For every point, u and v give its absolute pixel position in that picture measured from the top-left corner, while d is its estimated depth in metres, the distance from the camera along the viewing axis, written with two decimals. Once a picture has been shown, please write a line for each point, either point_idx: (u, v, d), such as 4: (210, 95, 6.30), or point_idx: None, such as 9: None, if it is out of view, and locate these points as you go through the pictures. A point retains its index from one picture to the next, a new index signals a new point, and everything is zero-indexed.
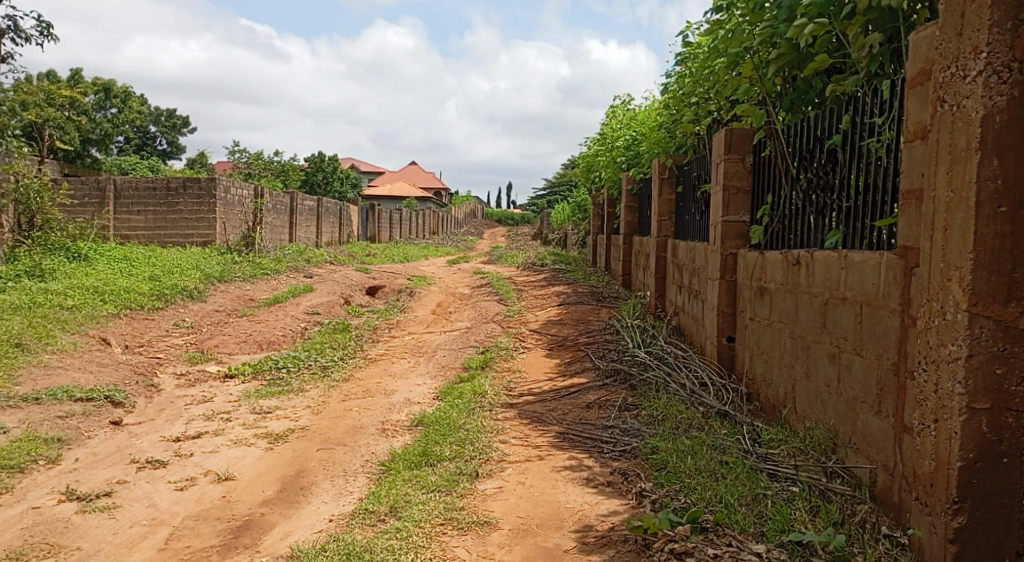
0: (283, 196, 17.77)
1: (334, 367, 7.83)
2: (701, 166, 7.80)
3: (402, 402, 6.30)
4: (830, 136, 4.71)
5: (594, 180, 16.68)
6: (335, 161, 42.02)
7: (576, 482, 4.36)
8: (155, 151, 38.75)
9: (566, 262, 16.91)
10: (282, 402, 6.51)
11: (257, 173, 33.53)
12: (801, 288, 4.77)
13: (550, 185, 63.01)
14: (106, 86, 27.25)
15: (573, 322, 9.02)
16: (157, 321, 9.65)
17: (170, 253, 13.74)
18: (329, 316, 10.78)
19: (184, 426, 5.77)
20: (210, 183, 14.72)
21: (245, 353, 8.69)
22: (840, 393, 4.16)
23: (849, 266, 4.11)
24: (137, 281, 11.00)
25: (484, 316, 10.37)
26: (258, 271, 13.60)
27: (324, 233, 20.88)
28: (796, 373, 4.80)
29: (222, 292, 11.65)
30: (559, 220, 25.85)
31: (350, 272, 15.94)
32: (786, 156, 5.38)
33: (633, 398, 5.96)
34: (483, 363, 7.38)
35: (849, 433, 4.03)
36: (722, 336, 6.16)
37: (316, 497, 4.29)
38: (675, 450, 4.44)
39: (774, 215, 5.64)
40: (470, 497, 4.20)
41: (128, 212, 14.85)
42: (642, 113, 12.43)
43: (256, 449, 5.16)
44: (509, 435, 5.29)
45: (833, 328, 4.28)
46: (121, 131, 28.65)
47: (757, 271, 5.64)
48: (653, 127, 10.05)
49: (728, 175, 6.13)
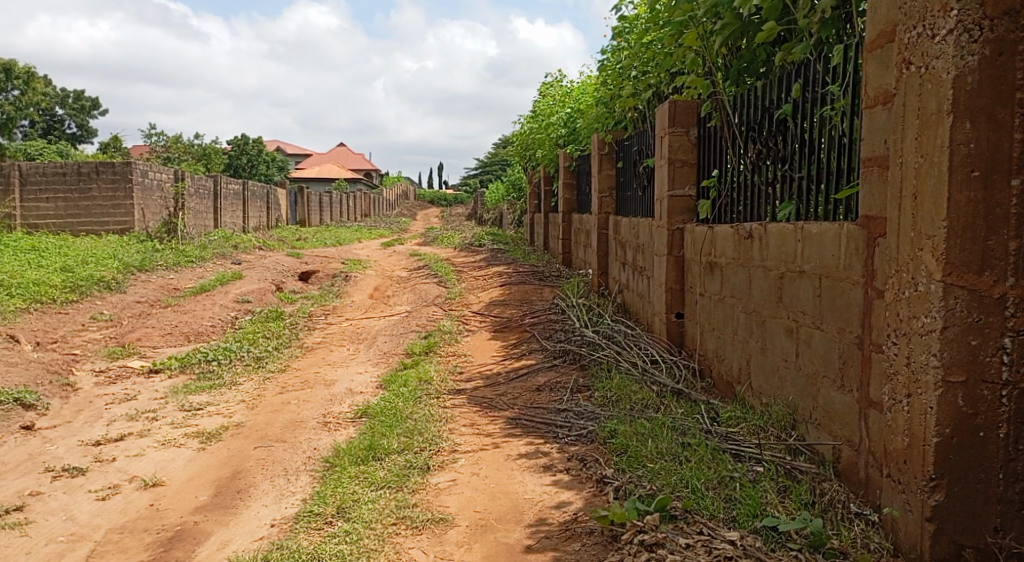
0: (206, 180, 17.03)
1: (268, 358, 7.44)
2: (642, 140, 7.65)
3: (343, 392, 5.98)
4: (780, 106, 4.57)
5: (529, 158, 16.47)
6: (260, 143, 40.71)
7: (533, 470, 4.18)
8: (65, 135, 36.76)
9: (503, 242, 16.71)
10: (214, 397, 6.13)
11: (176, 157, 32.22)
12: (754, 262, 4.66)
13: (481, 164, 62.61)
14: (8, 67, 25.54)
15: (516, 303, 8.81)
16: (72, 315, 9.06)
17: (84, 243, 12.97)
18: (260, 304, 10.31)
19: (106, 428, 5.35)
20: (126, 167, 13.92)
21: (170, 345, 8.22)
22: (799, 368, 4.05)
23: (806, 238, 3.99)
24: (48, 273, 10.31)
25: (423, 299, 10.09)
26: (182, 259, 12.97)
27: (251, 217, 20.15)
28: (751, 348, 4.69)
29: (143, 282, 11.03)
30: (493, 199, 25.56)
31: (280, 257, 15.39)
32: (732, 127, 5.25)
33: (585, 380, 5.80)
34: (427, 349, 7.11)
35: (809, 409, 3.93)
36: (671, 313, 6.04)
37: (255, 500, 3.98)
38: (635, 433, 4.28)
39: (721, 188, 5.50)
40: (423, 492, 3.96)
41: (36, 199, 13.97)
42: (578, 89, 12.24)
43: (187, 450, 4.80)
44: (458, 423, 5.06)
45: (791, 302, 4.17)
46: (26, 115, 27.03)
47: (706, 246, 5.51)
48: (590, 102, 9.87)
49: (673, 148, 5.97)
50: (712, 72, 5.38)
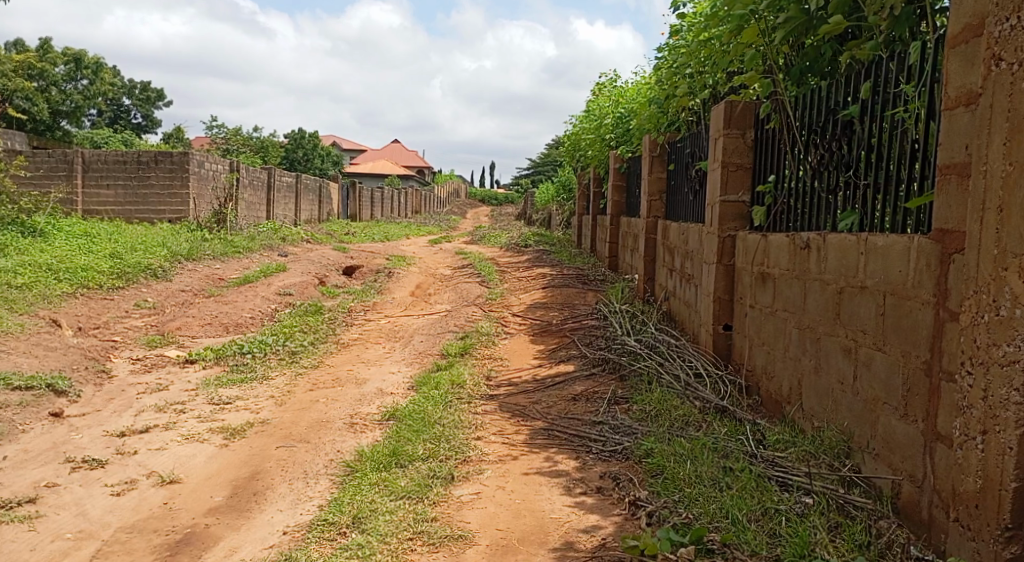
0: (260, 172, 17.14)
1: (303, 353, 7.33)
2: (694, 143, 7.34)
3: (373, 393, 5.82)
4: (846, 107, 4.24)
5: (580, 159, 16.17)
6: (315, 137, 41.14)
7: (561, 488, 3.94)
8: (130, 125, 37.73)
9: (550, 243, 16.42)
10: (244, 391, 6.02)
11: (234, 149, 32.76)
12: (810, 275, 4.34)
13: (534, 164, 62.42)
14: (78, 57, 26.30)
15: (558, 306, 8.56)
16: (117, 301, 9.12)
17: (136, 230, 13.13)
18: (301, 297, 10.24)
19: (132, 419, 5.27)
20: (183, 157, 14.09)
21: (209, 336, 8.17)
22: (857, 392, 3.73)
23: (870, 252, 3.67)
24: (97, 259, 10.40)
25: (464, 299, 9.91)
26: (229, 250, 13.03)
27: (302, 211, 20.26)
28: (803, 367, 4.37)
29: (189, 271, 11.08)
30: (542, 200, 25.31)
31: (327, 251, 15.38)
32: (792, 129, 4.91)
33: (623, 391, 5.52)
34: (463, 350, 6.91)
35: (867, 437, 3.60)
36: (719, 324, 5.73)
37: (270, 504, 3.82)
38: (673, 453, 4.00)
39: (777, 194, 5.17)
40: (444, 505, 3.75)
41: (96, 185, 14.19)
42: (631, 89, 11.93)
43: (209, 446, 4.68)
44: (487, 431, 4.85)
45: (850, 319, 3.85)
46: (93, 103, 27.70)
47: (758, 255, 5.19)
48: (643, 102, 9.55)
49: (727, 151, 5.66)
50: (773, 71, 5.07)
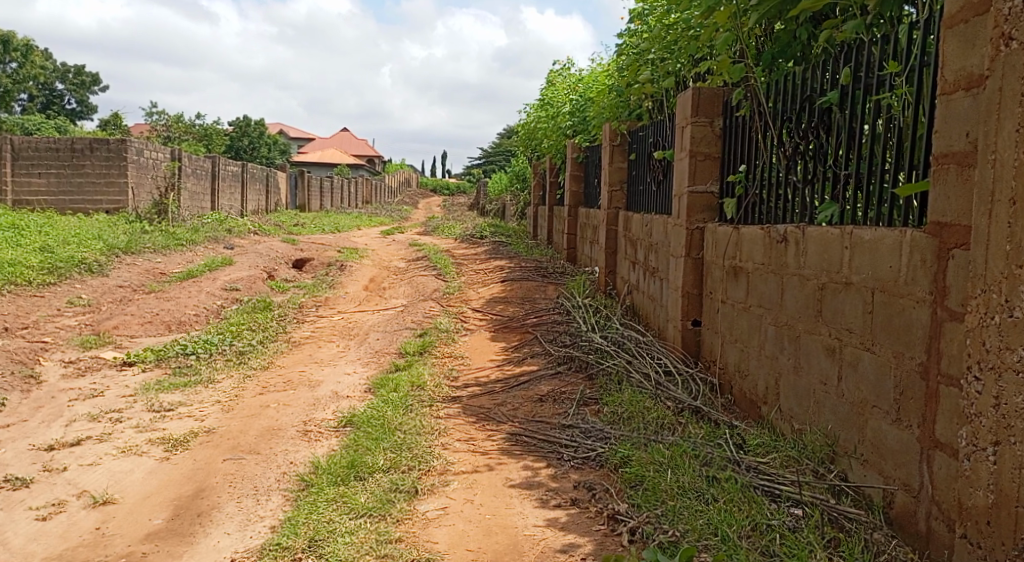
0: (203, 161, 16.49)
1: (251, 353, 6.93)
2: (658, 131, 7.13)
3: (328, 396, 5.48)
4: (824, 93, 4.04)
5: (535, 148, 15.90)
6: (262, 125, 40.05)
7: (534, 500, 3.70)
8: (64, 111, 36.22)
9: (505, 234, 16.17)
10: (187, 396, 5.63)
11: (177, 137, 31.74)
12: (788, 270, 4.14)
13: (486, 153, 62.00)
14: (7, 39, 24.90)
15: (518, 301, 8.31)
16: (48, 298, 8.57)
17: (70, 221, 12.45)
18: (249, 292, 9.79)
19: (62, 430, 4.85)
20: (120, 144, 13.40)
21: (149, 335, 7.71)
22: (841, 394, 3.55)
23: (856, 246, 3.47)
24: (26, 253, 9.79)
25: (421, 292, 9.58)
26: (171, 242, 12.45)
27: (249, 201, 19.61)
28: (780, 366, 4.18)
29: (127, 266, 10.53)
30: (496, 189, 25.01)
31: (274, 242, 14.85)
32: (765, 116, 4.70)
33: (592, 392, 5.30)
34: (421, 349, 6.59)
35: (854, 442, 3.42)
36: (687, 320, 5.52)
37: (217, 526, 3.49)
38: (652, 462, 3.77)
39: (749, 185, 4.95)
40: (409, 523, 3.47)
41: (28, 174, 13.44)
42: (589, 77, 11.69)
43: (149, 460, 4.30)
44: (451, 437, 4.57)
45: (833, 317, 3.65)
46: (24, 88, 26.40)
47: (729, 248, 4.99)
48: (602, 90, 9.32)
49: (695, 140, 5.44)
50: (744, 57, 4.85)
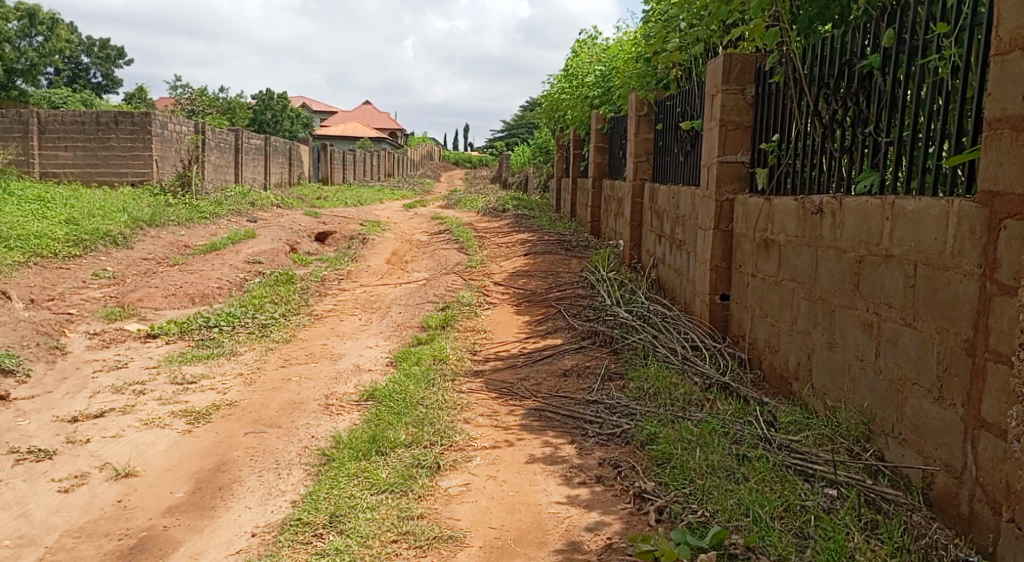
0: (227, 134, 16.46)
1: (273, 326, 6.91)
2: (686, 100, 6.95)
3: (350, 370, 5.43)
4: (865, 57, 3.86)
5: (558, 120, 15.68)
6: (285, 98, 40.00)
7: (558, 477, 3.62)
8: (90, 84, 36.40)
9: (528, 207, 16.03)
10: (210, 369, 5.61)
11: (201, 110, 31.81)
12: (823, 242, 3.99)
13: (508, 126, 61.59)
14: (32, 12, 25.09)
15: (542, 274, 8.21)
16: (74, 270, 8.61)
17: (96, 194, 12.50)
18: (272, 265, 9.77)
19: (86, 402, 4.84)
20: (145, 117, 13.41)
21: (173, 307, 7.72)
22: (879, 371, 3.42)
23: (897, 217, 3.32)
24: (52, 225, 9.83)
25: (443, 266, 9.51)
26: (195, 215, 12.47)
27: (272, 173, 19.60)
28: (813, 342, 4.06)
29: (152, 238, 10.55)
30: (519, 162, 24.80)
31: (297, 216, 14.83)
32: (800, 83, 4.53)
33: (617, 367, 5.20)
34: (443, 322, 6.52)
35: (892, 420, 3.30)
36: (715, 294, 5.38)
37: (238, 500, 3.45)
38: (680, 440, 3.67)
39: (782, 154, 4.79)
40: (431, 499, 3.41)
41: (55, 147, 13.49)
42: (614, 46, 11.46)
43: (171, 432, 4.28)
44: (474, 412, 4.51)
45: (872, 291, 3.51)
46: (50, 62, 26.55)
47: (760, 220, 4.83)
48: (628, 59, 9.12)
49: (725, 109, 5.27)
50: (780, 20, 4.67)
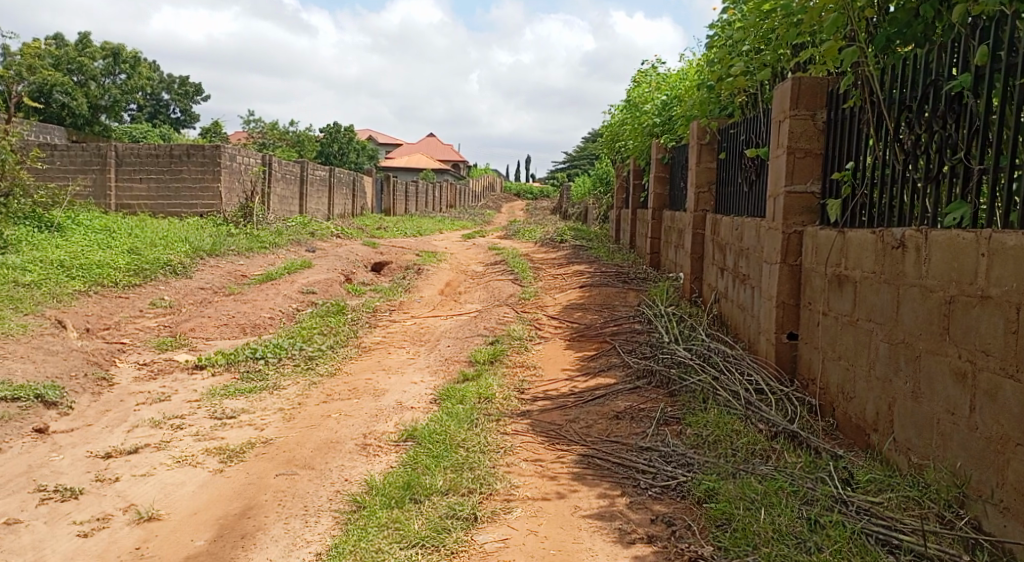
0: (293, 166, 16.70)
1: (320, 358, 6.76)
2: (750, 128, 6.61)
3: (392, 407, 5.21)
4: (953, 78, 3.50)
5: (618, 151, 15.40)
6: (351, 131, 40.81)
7: (607, 534, 3.30)
8: (168, 119, 37.78)
9: (587, 238, 15.73)
10: (251, 402, 5.47)
11: (271, 144, 32.66)
12: (905, 280, 3.61)
13: (570, 157, 61.53)
14: (116, 51, 26.32)
15: (597, 308, 7.89)
16: (132, 299, 8.67)
17: (161, 224, 12.72)
18: (325, 296, 9.69)
19: (123, 436, 4.73)
20: (215, 149, 13.68)
21: (224, 338, 7.67)
22: (974, 427, 3.06)
23: (996, 254, 2.97)
24: (115, 254, 9.98)
25: (496, 298, 9.28)
26: (255, 245, 12.58)
27: (335, 204, 19.82)
28: (894, 390, 3.66)
29: (211, 268, 10.62)
30: (579, 193, 24.57)
31: (356, 246, 14.86)
32: (878, 106, 4.17)
33: (674, 410, 4.86)
34: (492, 357, 6.26)
35: (990, 485, 2.97)
36: (782, 333, 4.99)
37: (259, 551, 3.24)
38: (742, 498, 3.33)
39: (856, 184, 4.41)
40: (465, 556, 3.14)
41: (129, 179, 13.81)
42: (677, 74, 11.17)
43: (202, 472, 4.11)
44: (518, 457, 4.22)
45: (963, 337, 3.14)
46: (131, 98, 27.65)
47: (833, 254, 4.45)
48: (691, 86, 8.82)
49: (793, 135, 4.92)
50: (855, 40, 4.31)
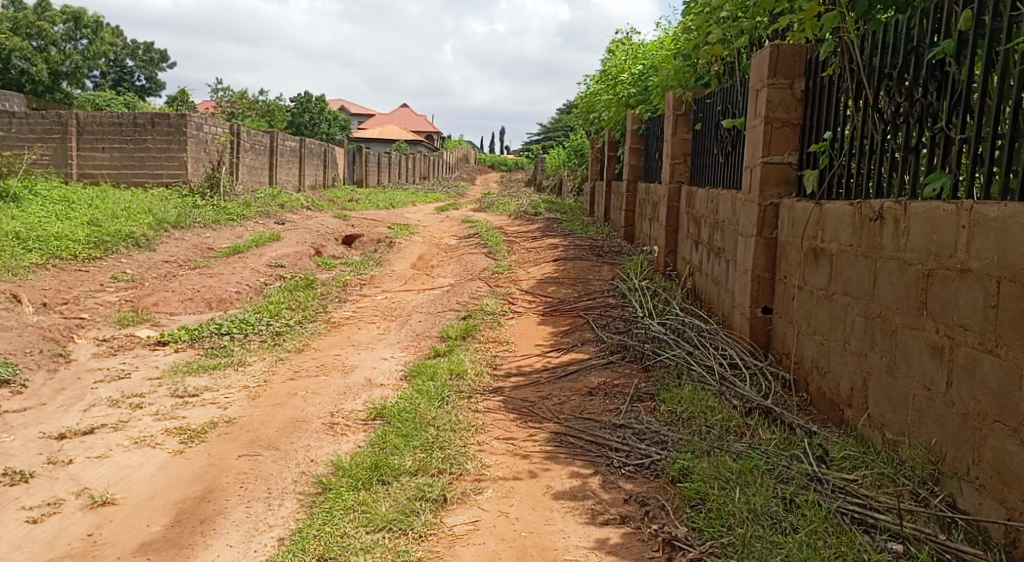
0: (262, 136, 16.33)
1: (288, 334, 6.59)
2: (727, 98, 6.49)
3: (361, 384, 5.07)
4: (935, 45, 3.40)
5: (593, 122, 15.24)
6: (322, 101, 40.12)
7: (580, 516, 3.22)
8: (134, 87, 36.86)
9: (561, 211, 15.60)
10: (215, 380, 5.30)
11: (239, 113, 31.99)
12: (883, 253, 3.53)
13: (545, 129, 61.17)
14: (77, 15, 25.48)
15: (571, 282, 7.79)
16: (93, 272, 8.40)
17: (124, 195, 12.37)
18: (294, 269, 9.49)
19: (79, 416, 4.55)
20: (180, 118, 13.28)
21: (188, 313, 7.46)
22: (951, 403, 3.00)
23: (977, 226, 2.89)
24: (75, 226, 9.67)
25: (469, 271, 9.14)
26: (222, 217, 12.29)
27: (306, 175, 19.46)
28: (870, 365, 3.60)
29: (176, 240, 10.35)
30: (553, 165, 24.38)
31: (327, 218, 14.60)
32: (857, 75, 4.06)
33: (648, 386, 4.78)
34: (464, 333, 6.14)
35: (966, 462, 2.91)
36: (757, 307, 4.92)
37: (219, 537, 3.12)
38: (717, 477, 3.26)
39: (833, 154, 4.32)
40: (434, 539, 3.04)
41: (92, 148, 13.41)
42: (652, 44, 11.00)
43: (161, 453, 3.96)
44: (489, 435, 4.12)
45: (942, 311, 3.07)
46: (93, 65, 26.85)
47: (809, 226, 4.36)
48: (667, 56, 8.67)
49: (771, 104, 4.81)
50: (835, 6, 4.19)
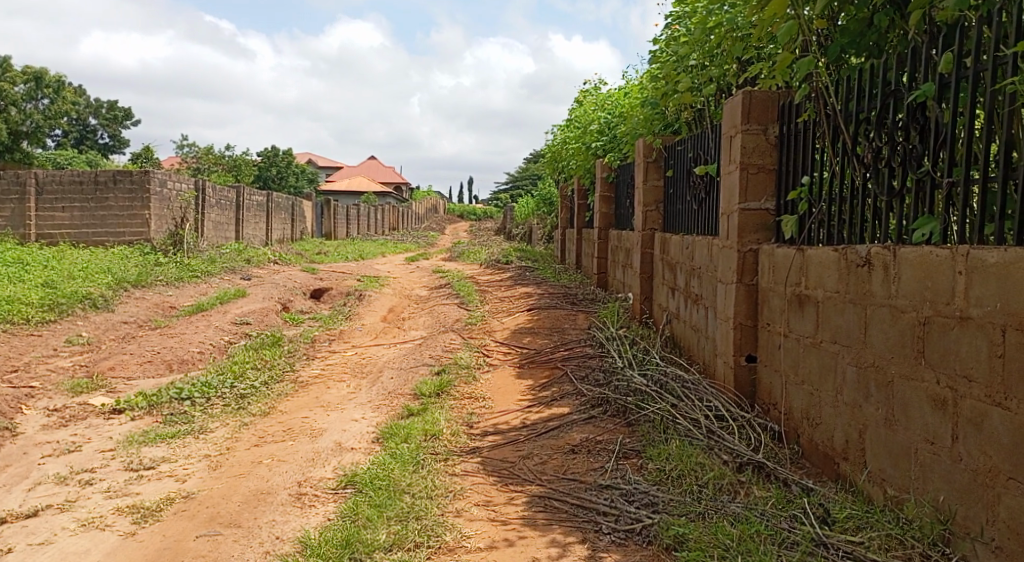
0: (227, 191, 16.08)
1: (252, 396, 6.29)
2: (698, 144, 6.41)
3: (329, 449, 4.79)
4: (915, 87, 3.31)
5: (561, 170, 15.22)
6: (289, 155, 39.99)
7: None
8: (97, 146, 36.42)
9: (532, 259, 15.48)
10: (173, 450, 4.99)
11: (205, 169, 31.68)
12: (873, 300, 3.39)
13: (513, 178, 61.59)
14: (38, 74, 25.17)
15: (546, 331, 7.59)
16: (46, 337, 8.03)
17: (82, 255, 12.00)
18: (260, 326, 9.18)
19: (22, 497, 4.21)
20: (143, 175, 13.01)
21: (147, 376, 7.12)
22: (958, 458, 2.84)
23: (975, 272, 2.76)
24: (29, 289, 9.30)
25: (441, 323, 8.91)
26: (186, 275, 11.95)
27: (273, 229, 19.16)
28: (865, 417, 3.43)
29: (136, 300, 10.00)
30: (522, 213, 24.37)
31: (294, 272, 14.31)
32: (833, 119, 3.98)
33: (633, 441, 4.57)
34: (438, 389, 5.89)
35: (980, 522, 2.76)
36: (740, 356, 4.75)
37: None
38: (716, 547, 3.06)
39: (813, 199, 4.21)
40: None
41: (51, 208, 13.07)
42: (619, 92, 11.03)
43: (111, 535, 3.65)
44: (469, 502, 3.86)
45: (942, 361, 2.92)
46: (55, 124, 26.46)
47: (791, 272, 4.23)
48: (635, 104, 8.64)
49: (746, 150, 4.71)
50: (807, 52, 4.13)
